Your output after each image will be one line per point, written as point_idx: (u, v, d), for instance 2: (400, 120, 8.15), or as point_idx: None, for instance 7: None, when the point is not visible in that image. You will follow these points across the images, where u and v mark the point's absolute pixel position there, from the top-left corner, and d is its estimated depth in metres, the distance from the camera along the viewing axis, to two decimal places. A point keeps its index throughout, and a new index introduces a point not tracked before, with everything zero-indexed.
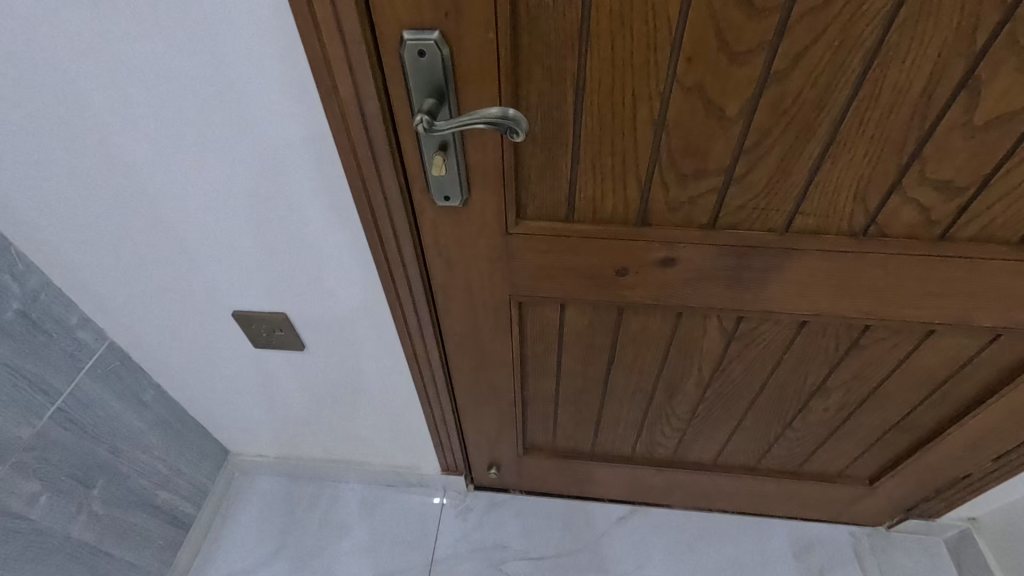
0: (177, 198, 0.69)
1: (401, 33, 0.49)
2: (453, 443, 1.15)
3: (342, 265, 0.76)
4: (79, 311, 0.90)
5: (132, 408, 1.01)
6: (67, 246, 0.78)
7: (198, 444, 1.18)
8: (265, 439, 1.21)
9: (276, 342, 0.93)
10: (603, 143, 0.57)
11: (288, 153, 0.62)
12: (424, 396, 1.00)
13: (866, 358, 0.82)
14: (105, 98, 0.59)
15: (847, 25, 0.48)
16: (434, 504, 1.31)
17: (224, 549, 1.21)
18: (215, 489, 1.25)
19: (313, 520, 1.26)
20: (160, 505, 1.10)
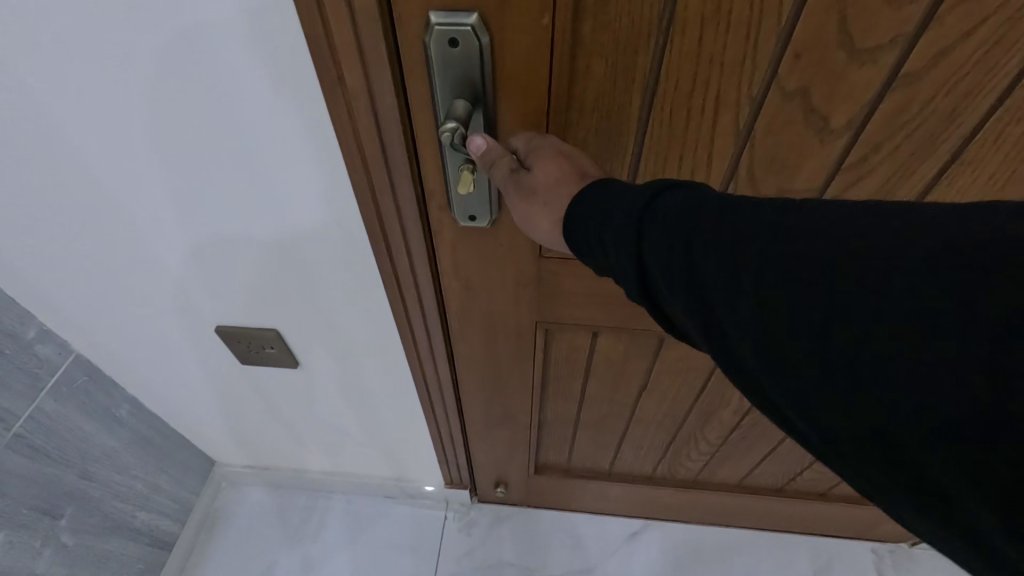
0: (147, 203, 0.60)
1: (428, 14, 0.38)
2: (461, 460, 1.07)
3: (342, 278, 0.68)
4: (37, 324, 0.78)
5: (103, 425, 0.92)
6: (17, 254, 0.67)
7: (179, 457, 1.10)
8: (258, 449, 1.13)
9: (265, 358, 0.85)
10: (670, 159, 0.46)
11: (280, 158, 0.53)
12: (430, 413, 0.91)
13: None
14: (49, 89, 0.48)
15: (1014, 17, 0.37)
16: (435, 517, 1.23)
17: (209, 568, 1.13)
18: (200, 503, 1.17)
19: (306, 534, 1.18)
20: (138, 527, 1.02)
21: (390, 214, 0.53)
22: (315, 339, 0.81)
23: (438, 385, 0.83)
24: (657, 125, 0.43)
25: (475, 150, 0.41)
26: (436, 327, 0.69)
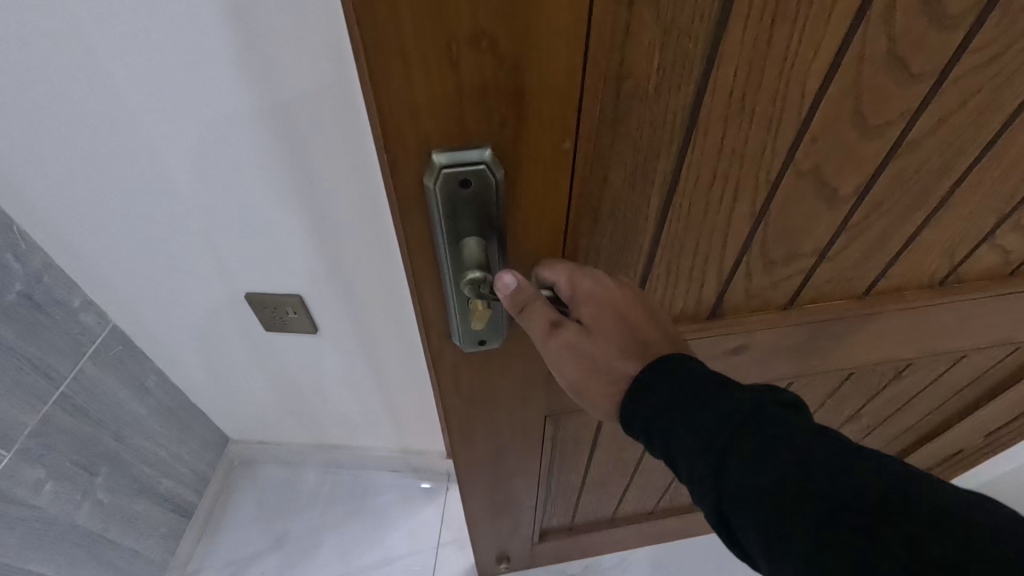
0: (199, 172, 0.70)
1: (431, 153, 0.33)
2: None
3: (361, 245, 0.79)
4: (81, 294, 0.87)
5: (134, 394, 0.99)
6: (72, 222, 0.76)
7: (201, 432, 1.17)
8: (278, 430, 1.21)
9: (288, 324, 0.93)
10: (684, 245, 0.45)
11: (318, 130, 0.66)
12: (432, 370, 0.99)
13: (902, 386, 0.81)
14: (135, 68, 0.60)
15: (1004, 83, 0.41)
16: (440, 490, 1.30)
17: (224, 537, 1.21)
18: (215, 478, 1.25)
19: (317, 502, 1.27)
20: (162, 493, 1.10)
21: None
22: (336, 305, 0.89)
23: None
24: (673, 216, 0.42)
25: (504, 288, 0.38)
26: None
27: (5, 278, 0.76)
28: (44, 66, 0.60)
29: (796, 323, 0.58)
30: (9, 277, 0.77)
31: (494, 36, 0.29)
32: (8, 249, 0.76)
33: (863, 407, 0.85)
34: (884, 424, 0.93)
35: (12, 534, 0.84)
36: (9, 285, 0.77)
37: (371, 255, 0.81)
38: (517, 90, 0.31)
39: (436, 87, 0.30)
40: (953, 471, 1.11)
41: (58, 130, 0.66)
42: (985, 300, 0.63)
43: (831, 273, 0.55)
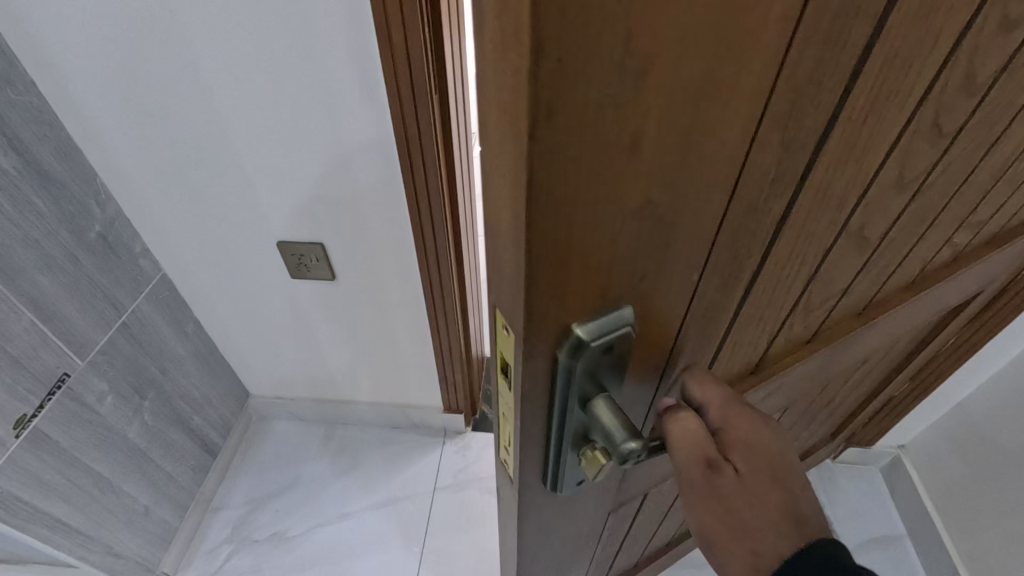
0: (249, 130, 0.83)
1: (572, 328, 0.28)
2: (458, 376, 1.28)
3: (373, 196, 0.91)
4: (141, 242, 0.99)
5: (176, 335, 1.10)
6: (138, 174, 0.89)
7: (225, 381, 1.28)
8: (293, 381, 1.34)
9: (308, 270, 1.05)
10: (754, 319, 0.48)
11: (339, 91, 0.77)
12: (433, 308, 1.10)
13: (865, 367, 0.91)
14: (204, 41, 0.73)
15: (989, 128, 0.47)
16: (436, 444, 1.42)
17: (244, 477, 1.33)
18: (238, 427, 1.36)
19: (326, 451, 1.39)
20: (194, 428, 1.18)
21: (407, 93, 0.75)
22: (353, 252, 1.01)
23: (434, 265, 1.01)
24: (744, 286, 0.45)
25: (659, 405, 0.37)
26: (439, 207, 0.90)
27: (88, 219, 0.88)
28: (131, 42, 0.73)
29: (820, 351, 0.63)
30: (92, 218, 0.88)
31: (657, 200, 0.25)
32: (92, 196, 0.88)
33: (837, 393, 0.95)
34: (845, 400, 1.05)
35: (80, 434, 0.89)
36: (91, 224, 0.88)
37: (387, 203, 0.92)
38: (664, 248, 0.28)
39: (587, 258, 0.25)
40: (890, 422, 1.27)
41: (137, 96, 0.79)
42: (941, 286, 0.72)
43: (845, 302, 0.61)
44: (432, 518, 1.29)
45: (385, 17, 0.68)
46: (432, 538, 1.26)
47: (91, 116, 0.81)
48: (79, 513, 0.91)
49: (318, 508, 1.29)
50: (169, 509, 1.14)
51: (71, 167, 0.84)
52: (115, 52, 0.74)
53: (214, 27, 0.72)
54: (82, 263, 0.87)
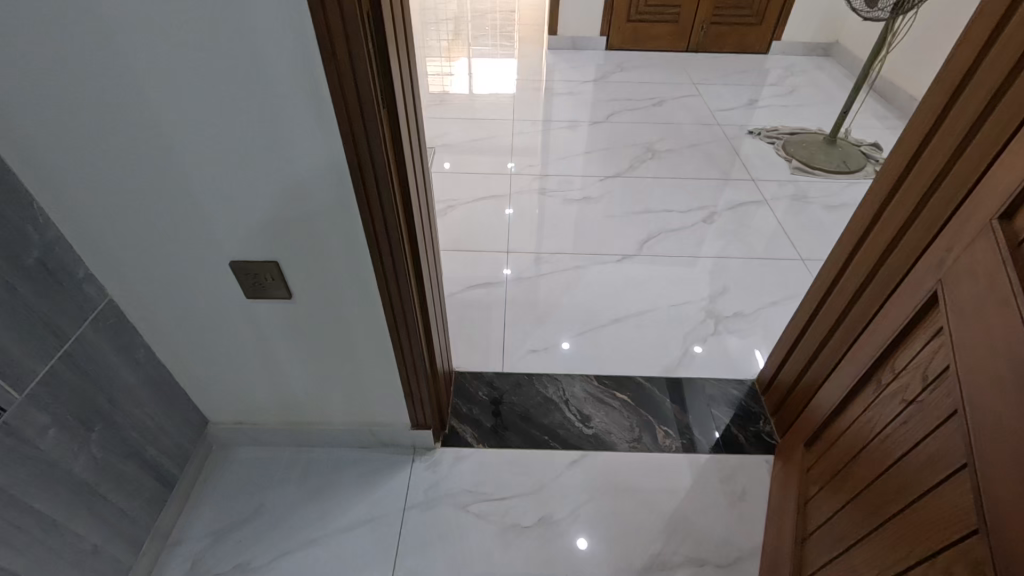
0: (195, 151, 0.81)
1: None
2: (424, 393, 1.27)
3: (328, 214, 0.90)
4: (86, 267, 0.96)
5: (127, 363, 1.06)
6: (79, 198, 0.86)
7: (181, 408, 1.24)
8: (255, 405, 1.31)
9: (264, 291, 1.03)
10: None
11: (290, 113, 0.77)
12: (392, 322, 1.08)
13: (920, 374, 0.87)
14: (145, 65, 0.72)
15: None
16: (405, 462, 1.40)
17: (203, 509, 1.28)
18: (196, 456, 1.32)
19: (291, 477, 1.35)
20: (149, 460, 1.14)
21: (356, 112, 0.75)
22: (308, 271, 1.00)
23: (393, 282, 1.00)
24: None
25: None
26: (395, 221, 0.90)
27: (25, 245, 0.84)
28: (67, 64, 0.71)
29: None
30: (30, 244, 0.85)
31: None
32: (30, 221, 0.85)
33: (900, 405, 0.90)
34: (870, 410, 1.02)
35: (20, 472, 0.85)
36: (29, 250, 0.85)
37: (342, 220, 0.91)
38: None
39: None
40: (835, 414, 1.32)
41: (76, 119, 0.77)
42: (990, 273, 0.71)
43: None
44: (403, 538, 1.27)
45: (327, 30, 0.68)
46: (403, 558, 1.23)
47: (27, 139, 0.79)
48: (20, 556, 0.86)
49: (283, 536, 1.25)
50: (122, 547, 1.09)
51: (6, 191, 0.81)
52: (48, 74, 0.72)
53: (155, 49, 0.70)
54: (19, 291, 0.84)
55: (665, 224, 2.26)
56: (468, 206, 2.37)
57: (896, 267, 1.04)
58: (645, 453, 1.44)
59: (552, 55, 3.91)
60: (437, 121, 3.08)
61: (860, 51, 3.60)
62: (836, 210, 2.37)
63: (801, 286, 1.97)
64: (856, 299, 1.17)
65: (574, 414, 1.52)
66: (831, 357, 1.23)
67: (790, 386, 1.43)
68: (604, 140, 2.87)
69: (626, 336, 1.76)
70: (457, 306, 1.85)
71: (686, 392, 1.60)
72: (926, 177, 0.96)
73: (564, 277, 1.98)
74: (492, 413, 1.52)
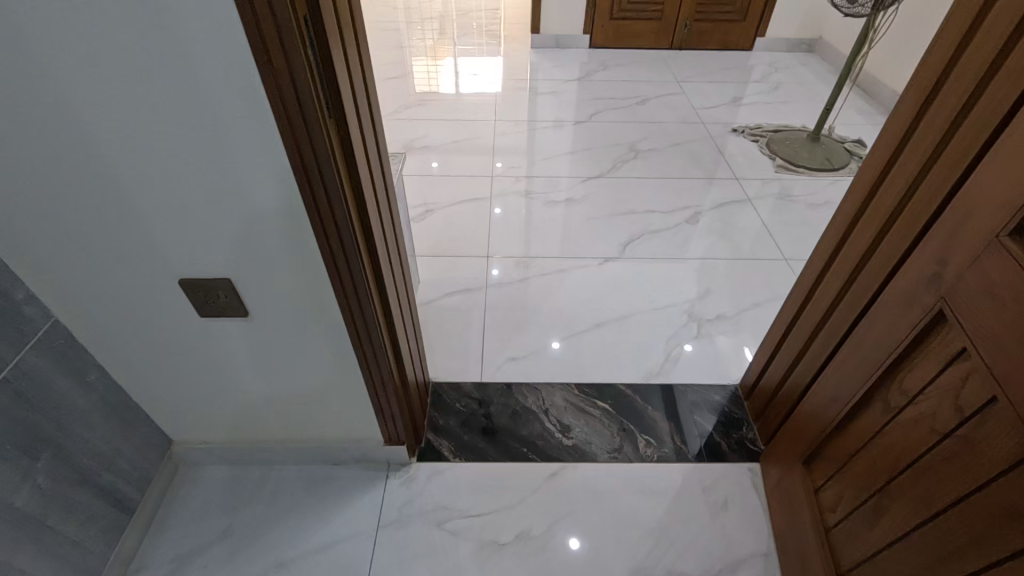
0: (132, 166, 0.76)
1: None
2: (392, 408, 1.22)
3: (276, 225, 0.85)
4: (25, 288, 0.90)
5: (77, 387, 1.01)
6: (11, 215, 0.81)
7: (140, 429, 1.19)
8: (221, 423, 1.26)
9: (219, 308, 0.98)
10: None
11: (228, 121, 0.71)
12: (354, 336, 1.04)
13: (923, 398, 0.80)
14: (70, 76, 0.66)
15: None
16: (379, 479, 1.35)
17: (167, 533, 1.24)
18: (160, 477, 1.27)
19: (260, 497, 1.31)
20: (104, 486, 1.09)
21: (298, 119, 0.71)
22: (263, 285, 0.95)
23: (352, 296, 0.96)
24: None
25: None
26: (350, 232, 0.86)
27: None
28: None
29: None
30: None
31: None
32: None
33: (906, 432, 0.82)
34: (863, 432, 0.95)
35: None
36: None
37: (295, 232, 0.86)
38: None
39: None
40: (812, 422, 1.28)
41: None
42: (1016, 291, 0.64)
43: None
44: (376, 559, 1.22)
45: (258, 30, 0.63)
46: None
47: None
48: None
49: (250, 560, 1.21)
50: None
51: None
52: None
53: (78, 58, 0.65)
54: None
55: (648, 225, 2.23)
56: (448, 209, 2.33)
57: (874, 272, 1.00)
58: (626, 463, 1.40)
59: (536, 54, 3.86)
60: (419, 123, 3.03)
61: (844, 47, 3.58)
62: (820, 208, 2.34)
63: (786, 286, 1.95)
64: (841, 299, 1.12)
65: (554, 424, 1.48)
66: (816, 357, 1.19)
67: (775, 388, 1.39)
68: (587, 140, 2.83)
69: (608, 342, 1.73)
70: (436, 314, 1.81)
71: (668, 398, 1.56)
72: (909, 173, 0.92)
73: (545, 281, 1.95)
74: (470, 425, 1.48)
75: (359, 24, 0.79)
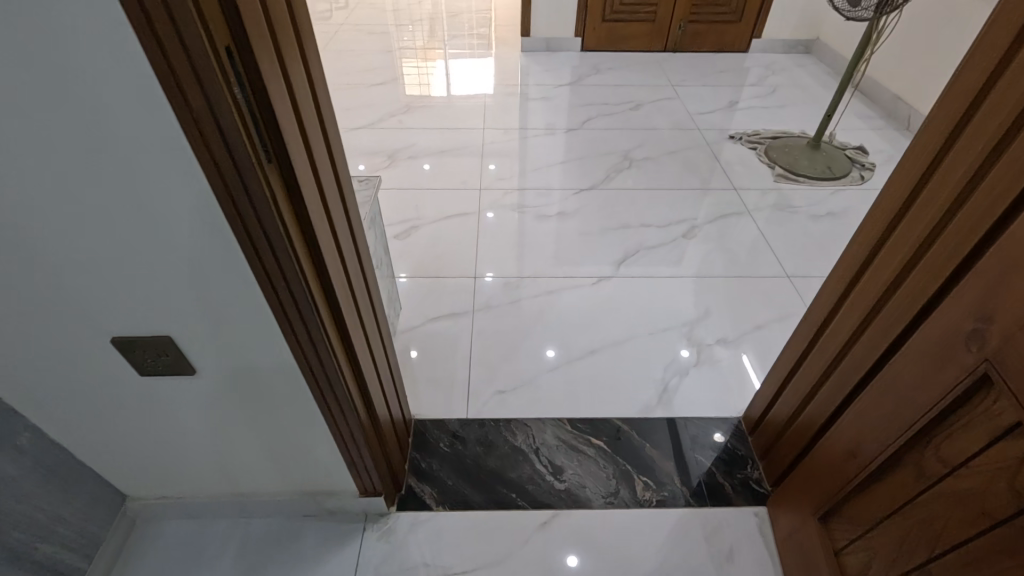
0: (40, 219, 0.64)
1: None
2: (367, 460, 1.12)
3: (220, 285, 0.73)
4: None
5: (4, 454, 0.90)
6: None
7: (87, 488, 1.08)
8: (179, 477, 1.15)
9: (163, 368, 0.86)
10: None
11: (149, 170, 0.59)
12: (319, 393, 0.93)
13: (969, 473, 0.71)
14: None
15: None
16: (354, 532, 1.25)
17: None
18: (112, 536, 1.16)
19: (223, 555, 1.20)
20: (38, 559, 0.98)
21: (230, 171, 0.59)
22: (212, 344, 0.83)
23: (312, 354, 0.85)
24: None
25: None
26: (304, 291, 0.74)
27: None
28: None
29: None
30: None
31: None
32: None
33: (950, 507, 0.73)
34: (892, 496, 0.86)
35: None
36: None
37: (243, 291, 0.74)
38: None
39: None
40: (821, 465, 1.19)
41: None
42: None
43: None
44: None
45: (172, 71, 0.51)
46: None
47: None
48: None
49: None
50: None
51: None
52: None
53: None
54: None
55: (644, 240, 2.13)
56: (433, 225, 2.22)
57: (892, 317, 0.90)
58: (623, 509, 1.30)
59: (526, 57, 3.75)
60: (406, 132, 2.91)
61: (842, 48, 3.49)
62: (822, 219, 2.25)
63: (789, 306, 1.85)
64: (854, 340, 1.03)
65: (545, 465, 1.38)
66: (832, 398, 1.08)
67: (785, 424, 1.28)
68: (579, 148, 2.72)
69: (602, 370, 1.62)
70: (421, 341, 1.70)
71: (667, 434, 1.46)
72: (939, 204, 0.80)
73: (535, 304, 1.84)
74: (455, 467, 1.37)
75: (309, 43, 0.67)
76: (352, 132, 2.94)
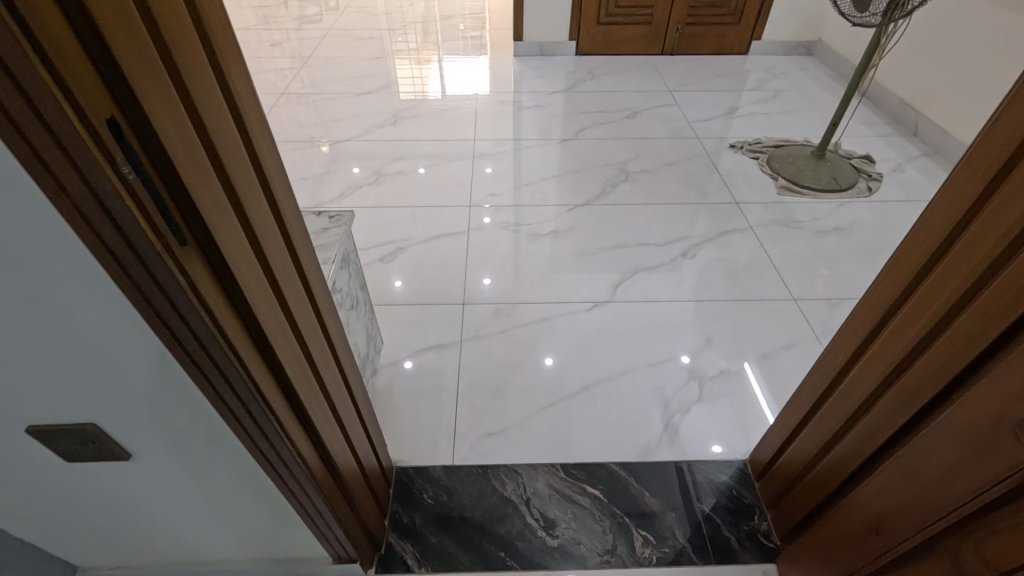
0: None
1: None
2: (338, 529, 1.02)
3: (142, 373, 0.62)
4: None
5: None
6: None
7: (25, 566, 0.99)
8: (132, 549, 1.05)
9: (92, 455, 0.74)
10: None
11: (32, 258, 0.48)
12: (278, 472, 0.83)
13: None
14: None
15: None
16: None
17: None
18: None
19: None
20: None
21: (131, 261, 0.48)
22: (145, 429, 0.72)
23: (263, 437, 0.74)
24: None
25: None
26: (241, 375, 0.64)
27: None
28: None
29: None
30: None
31: None
32: None
33: None
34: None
35: None
36: None
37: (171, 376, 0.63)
38: None
39: None
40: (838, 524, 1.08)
41: None
42: None
43: None
44: None
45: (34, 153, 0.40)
46: None
47: None
48: None
49: None
50: None
51: None
52: None
53: None
54: None
55: (641, 260, 2.03)
56: (420, 246, 2.11)
57: (921, 382, 0.80)
58: (620, 569, 1.20)
59: (520, 62, 3.64)
60: (395, 143, 2.81)
61: (845, 49, 3.37)
62: (828, 235, 2.15)
63: (795, 332, 1.75)
64: (875, 398, 0.92)
65: (536, 519, 1.28)
66: (852, 456, 0.97)
67: (796, 474, 1.18)
68: (574, 160, 2.62)
69: (598, 408, 1.52)
70: (405, 376, 1.60)
71: (668, 480, 1.36)
72: (980, 260, 0.69)
73: (527, 332, 1.74)
74: (439, 523, 1.27)
75: (242, 93, 0.56)
76: (339, 144, 2.83)
